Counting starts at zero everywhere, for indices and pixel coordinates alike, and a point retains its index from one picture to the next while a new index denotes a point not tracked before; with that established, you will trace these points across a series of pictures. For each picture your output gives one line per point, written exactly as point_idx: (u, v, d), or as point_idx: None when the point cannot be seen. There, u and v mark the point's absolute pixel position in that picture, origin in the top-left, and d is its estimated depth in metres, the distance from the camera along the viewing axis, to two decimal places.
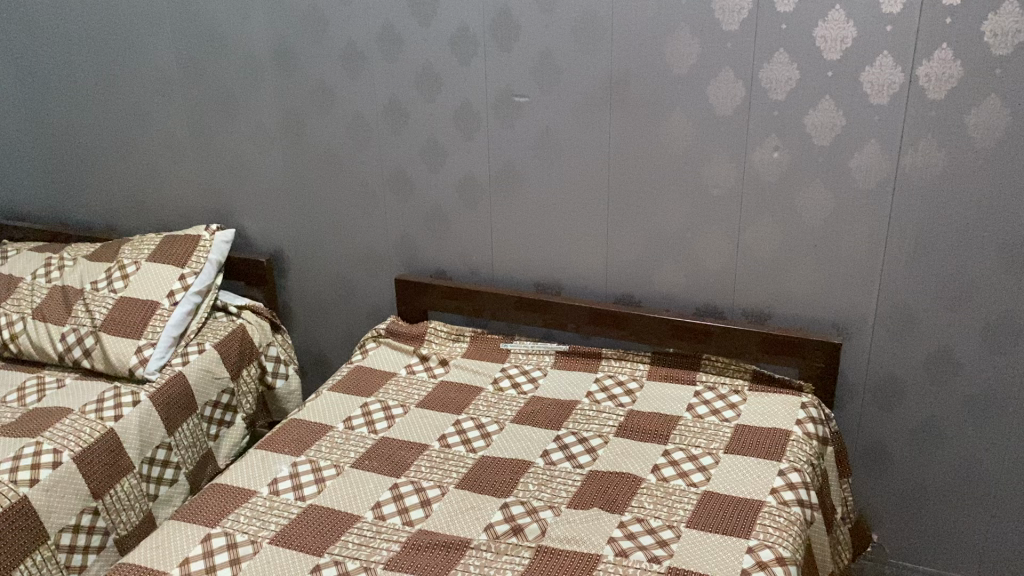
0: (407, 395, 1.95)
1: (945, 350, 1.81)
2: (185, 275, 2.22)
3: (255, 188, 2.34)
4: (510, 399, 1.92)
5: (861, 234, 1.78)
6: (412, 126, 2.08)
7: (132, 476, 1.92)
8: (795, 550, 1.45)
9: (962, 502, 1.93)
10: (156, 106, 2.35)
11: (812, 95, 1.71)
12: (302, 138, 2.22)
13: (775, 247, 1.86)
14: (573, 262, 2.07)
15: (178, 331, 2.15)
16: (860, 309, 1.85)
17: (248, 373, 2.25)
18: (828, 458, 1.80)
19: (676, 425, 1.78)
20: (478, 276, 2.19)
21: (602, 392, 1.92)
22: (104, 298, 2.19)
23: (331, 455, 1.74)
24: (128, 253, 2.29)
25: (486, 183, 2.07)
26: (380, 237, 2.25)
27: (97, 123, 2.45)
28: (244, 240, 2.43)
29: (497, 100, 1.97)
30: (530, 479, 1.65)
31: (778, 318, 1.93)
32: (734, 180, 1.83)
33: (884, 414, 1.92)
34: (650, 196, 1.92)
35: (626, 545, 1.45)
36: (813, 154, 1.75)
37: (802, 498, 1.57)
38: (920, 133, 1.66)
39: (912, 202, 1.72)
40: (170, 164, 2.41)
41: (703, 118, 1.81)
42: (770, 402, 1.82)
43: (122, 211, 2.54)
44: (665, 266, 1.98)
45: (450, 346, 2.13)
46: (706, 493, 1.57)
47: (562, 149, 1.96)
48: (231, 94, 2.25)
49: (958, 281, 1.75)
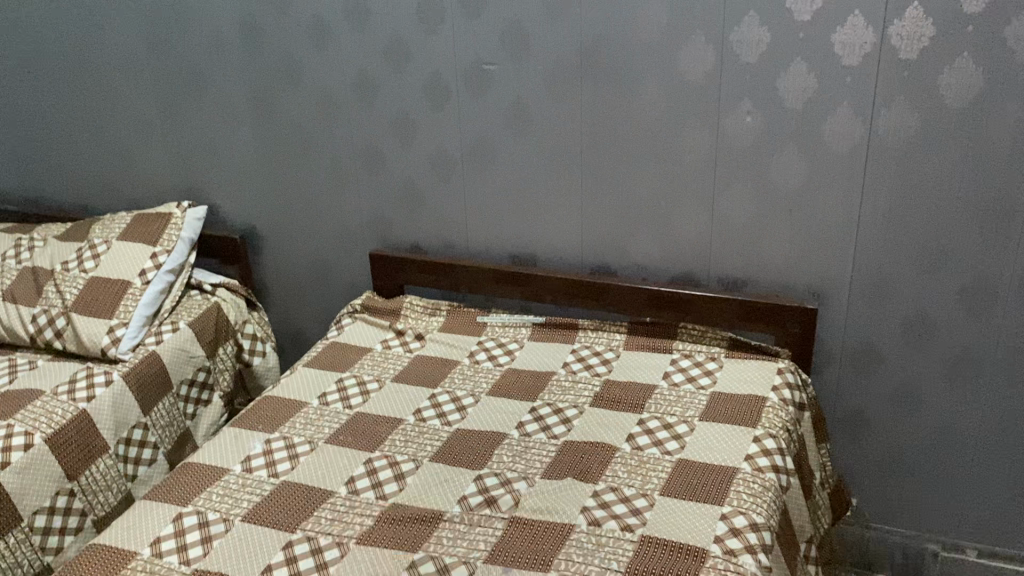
0: (383, 370, 1.93)
1: (921, 314, 1.81)
2: (157, 253, 2.19)
3: (225, 165, 2.31)
4: (487, 371, 1.91)
5: (836, 198, 1.76)
6: (381, 97, 2.05)
7: (107, 457, 1.90)
8: (769, 516, 1.45)
9: (941, 464, 1.94)
10: (122, 82, 2.31)
11: (783, 59, 1.69)
12: (271, 112, 2.18)
13: (750, 214, 1.84)
14: (549, 233, 2.05)
15: (151, 310, 2.13)
16: (836, 274, 1.84)
17: (224, 350, 2.23)
18: (806, 423, 1.79)
19: (652, 394, 1.77)
20: (453, 249, 2.17)
21: (579, 362, 1.91)
22: (75, 279, 2.17)
23: (305, 431, 1.72)
24: (98, 232, 2.26)
25: (459, 155, 2.04)
26: (354, 212, 2.22)
27: (63, 102, 2.41)
28: (217, 217, 2.40)
29: (467, 69, 1.93)
30: (506, 451, 1.64)
31: (753, 285, 1.92)
32: (708, 147, 1.81)
33: (862, 379, 1.92)
34: (623, 165, 1.90)
35: (600, 514, 1.44)
36: (786, 119, 1.73)
37: (778, 464, 1.57)
38: (893, 94, 1.64)
39: (886, 164, 1.70)
40: (139, 142, 2.38)
41: (675, 85, 1.78)
42: (746, 369, 1.82)
43: (93, 191, 2.51)
44: (641, 234, 1.96)
45: (427, 320, 2.11)
46: (681, 461, 1.57)
47: (534, 119, 1.93)
48: (197, 69, 2.21)
49: (933, 244, 1.73)
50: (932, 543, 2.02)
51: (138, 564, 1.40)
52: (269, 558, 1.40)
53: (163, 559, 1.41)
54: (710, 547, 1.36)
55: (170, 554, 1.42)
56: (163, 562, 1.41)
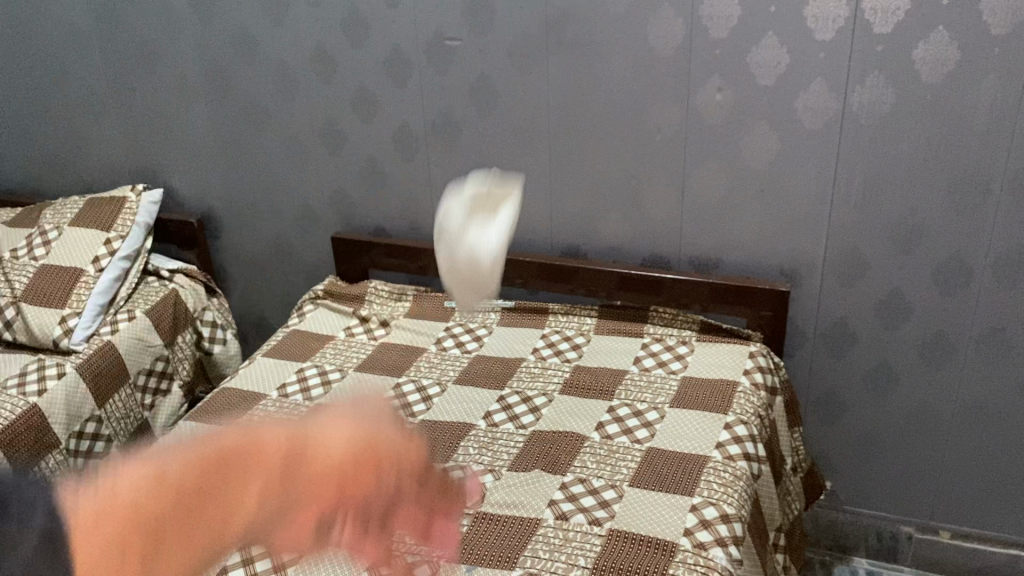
0: (346, 359, 1.87)
1: (895, 295, 1.77)
2: (111, 239, 2.11)
3: (181, 145, 2.22)
4: (453, 358, 1.85)
5: (808, 177, 1.72)
6: (340, 74, 1.97)
7: (58, 453, 1.83)
8: (740, 507, 1.41)
9: (915, 445, 1.91)
10: (72, 61, 2.21)
11: (754, 32, 1.63)
12: (226, 91, 2.10)
13: (722, 193, 1.79)
14: (516, 214, 1.99)
15: (106, 299, 2.06)
16: (809, 255, 1.79)
17: (183, 339, 2.16)
18: (778, 408, 1.76)
19: (622, 379, 1.73)
20: (419, 232, 2.10)
21: (548, 347, 1.86)
22: (24, 267, 2.08)
23: (264, 425, 1.66)
24: (50, 217, 2.17)
25: (422, 135, 1.97)
26: (316, 194, 2.15)
27: (10, 80, 2.31)
28: (174, 201, 2.31)
29: (429, 45, 1.86)
30: (471, 442, 1.59)
31: (725, 267, 1.87)
32: (677, 125, 1.76)
33: (835, 361, 1.89)
34: (591, 144, 1.84)
35: (567, 508, 1.40)
36: (757, 95, 1.68)
37: (749, 451, 1.53)
38: (867, 69, 1.59)
39: (860, 141, 1.65)
40: (91, 124, 2.28)
41: (642, 60, 1.72)
42: (718, 353, 1.78)
43: (46, 173, 2.41)
44: (610, 215, 1.91)
45: (393, 306, 2.05)
46: (650, 450, 1.52)
47: (499, 96, 1.86)
48: (149, 46, 2.11)
49: (907, 224, 1.69)
50: (907, 525, 2.00)
51: None
52: None
53: None
54: (680, 541, 1.33)
55: None
56: None
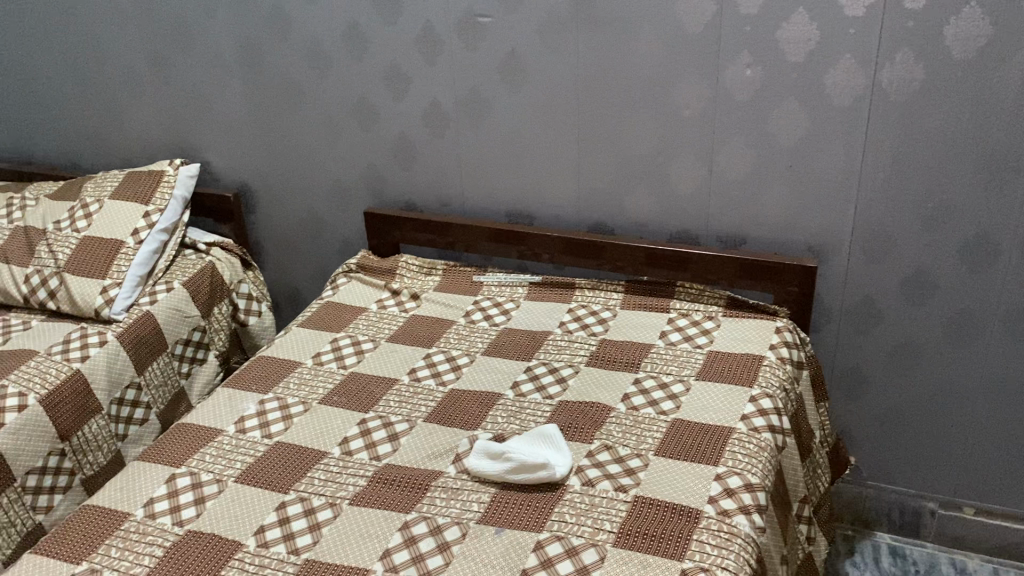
0: (378, 330, 1.91)
1: (922, 271, 1.78)
2: (150, 212, 2.17)
3: (217, 120, 2.27)
4: (482, 331, 1.89)
5: (836, 154, 1.73)
6: (373, 51, 2.00)
7: (100, 418, 1.90)
8: (765, 476, 1.44)
9: (939, 422, 1.92)
10: (110, 38, 2.26)
11: (785, 8, 1.63)
12: (261, 68, 2.14)
13: (749, 169, 1.81)
14: (544, 189, 2.02)
15: (145, 270, 2.11)
16: (837, 231, 1.80)
17: (220, 310, 2.21)
18: (804, 383, 1.78)
19: (649, 352, 1.75)
20: (448, 207, 2.14)
21: (575, 321, 1.89)
22: (67, 239, 2.14)
23: (300, 392, 1.71)
24: (91, 190, 2.23)
25: (452, 110, 2.00)
26: (348, 169, 2.19)
27: (50, 56, 2.36)
28: (210, 175, 2.37)
29: (460, 22, 1.88)
30: (500, 411, 1.62)
31: (752, 243, 1.89)
32: (705, 100, 1.77)
33: (861, 337, 1.90)
34: (620, 120, 1.86)
35: (594, 474, 1.43)
36: (786, 71, 1.69)
37: (774, 424, 1.55)
38: (898, 44, 1.59)
39: (889, 118, 1.66)
40: (129, 99, 2.33)
41: (672, 36, 1.73)
42: (744, 328, 1.80)
43: (84, 148, 2.47)
44: (637, 190, 1.93)
45: (423, 280, 2.09)
46: (676, 421, 1.55)
47: (529, 73, 1.89)
48: (186, 23, 2.16)
49: (934, 201, 1.70)
50: (930, 501, 2.02)
51: (131, 525, 1.40)
52: (262, 519, 1.40)
53: (156, 520, 1.41)
54: (704, 508, 1.36)
55: (163, 515, 1.42)
56: (156, 523, 1.40)
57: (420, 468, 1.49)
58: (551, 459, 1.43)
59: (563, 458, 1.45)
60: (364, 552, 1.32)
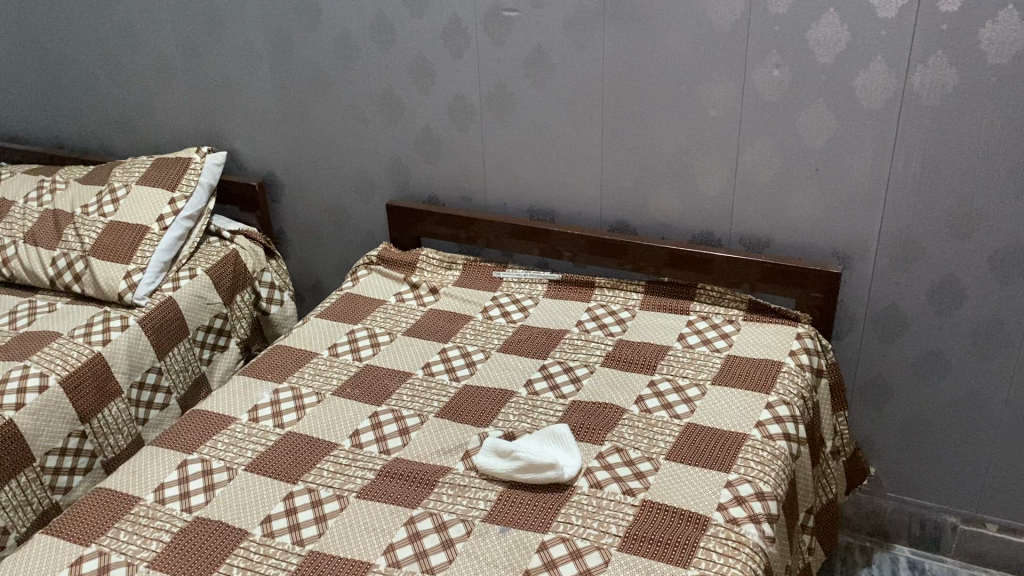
0: (395, 322, 1.91)
1: (950, 281, 1.73)
2: (176, 199, 2.18)
3: (245, 109, 2.28)
4: (499, 327, 1.88)
5: (865, 158, 1.69)
6: (399, 43, 2.00)
7: (120, 401, 1.92)
8: (777, 485, 1.41)
9: (963, 435, 1.88)
10: (142, 25, 2.28)
11: (815, 8, 1.60)
12: (289, 58, 2.14)
13: (775, 171, 1.77)
14: (566, 186, 2.00)
15: (169, 256, 2.13)
16: (863, 237, 1.76)
17: (242, 298, 2.23)
18: (823, 391, 1.75)
19: (665, 355, 1.73)
20: (470, 201, 2.13)
21: (593, 320, 1.87)
22: (94, 223, 2.16)
23: (314, 382, 1.72)
24: (119, 176, 2.25)
25: (477, 104, 1.99)
26: (372, 161, 2.19)
27: (83, 41, 2.38)
28: (237, 163, 2.38)
29: (487, 16, 1.87)
30: (511, 409, 1.61)
31: (776, 247, 1.86)
32: (733, 101, 1.74)
33: (885, 345, 1.86)
34: (644, 119, 1.84)
35: (603, 477, 1.42)
36: (815, 72, 1.65)
37: (790, 432, 1.53)
38: (931, 48, 1.55)
39: (920, 122, 1.62)
40: (160, 86, 2.35)
41: (699, 34, 1.70)
42: (764, 333, 1.77)
43: (115, 133, 2.49)
44: (661, 190, 1.90)
45: (442, 275, 2.09)
46: (689, 425, 1.53)
47: (554, 68, 1.87)
48: (216, 11, 2.17)
49: (966, 209, 1.65)
50: (952, 516, 1.97)
51: (141, 509, 1.41)
52: (269, 508, 1.40)
53: (166, 506, 1.42)
54: (713, 515, 1.33)
55: (172, 501, 1.43)
56: (166, 508, 1.41)
57: (427, 464, 1.48)
58: (559, 459, 1.42)
59: (571, 459, 1.43)
60: (368, 546, 1.32)
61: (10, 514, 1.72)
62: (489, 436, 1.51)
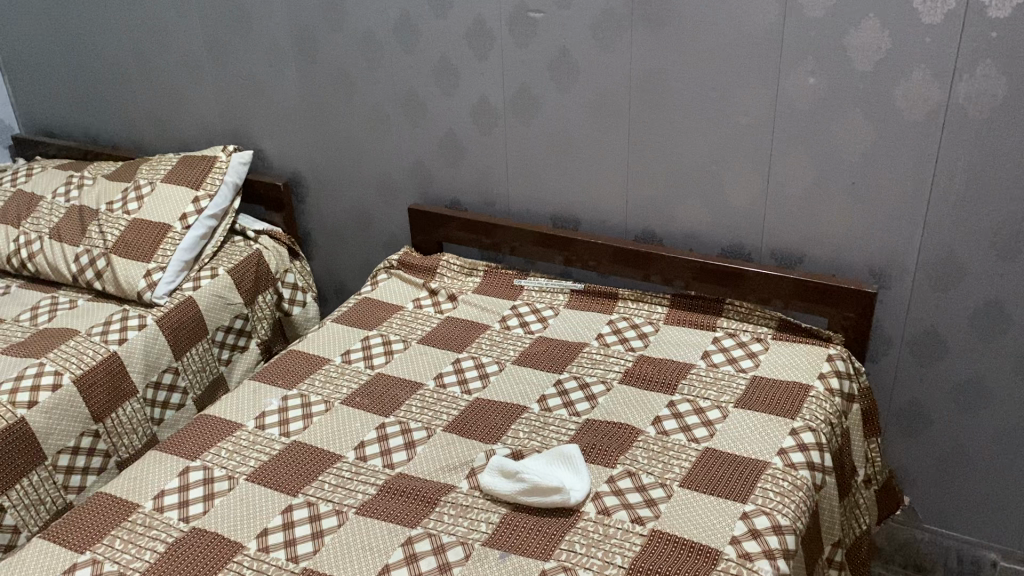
0: (411, 330, 1.87)
1: (994, 304, 1.63)
2: (199, 198, 2.17)
3: (271, 109, 2.26)
4: (516, 338, 1.82)
5: (905, 172, 1.59)
6: (423, 44, 1.95)
7: (134, 401, 1.91)
8: (797, 518, 1.33)
9: (1005, 466, 1.77)
10: (171, 22, 2.27)
11: (854, 13, 1.51)
12: (314, 56, 2.11)
13: (808, 183, 1.69)
14: (591, 194, 1.93)
15: (191, 255, 2.12)
16: (901, 255, 1.67)
17: (263, 299, 2.21)
18: (854, 416, 1.65)
19: (686, 373, 1.65)
20: (493, 206, 2.08)
21: (614, 334, 1.80)
22: (118, 220, 2.16)
23: (323, 390, 1.68)
24: (145, 174, 2.24)
25: (501, 108, 1.93)
26: (396, 163, 2.15)
27: (114, 36, 2.38)
28: (263, 162, 2.36)
29: (512, 16, 1.81)
30: (523, 425, 1.56)
31: (808, 262, 1.77)
32: (765, 109, 1.66)
33: (923, 369, 1.76)
34: (673, 126, 1.76)
35: (611, 503, 1.35)
36: (852, 80, 1.56)
37: (814, 461, 1.44)
38: (978, 57, 1.45)
39: (965, 135, 1.52)
40: (188, 84, 2.34)
41: (731, 38, 1.62)
42: (793, 354, 1.68)
43: (145, 129, 2.49)
44: (689, 200, 1.83)
45: (463, 281, 2.04)
46: (707, 450, 1.46)
47: (580, 72, 1.80)
48: (243, 9, 2.15)
49: (1012, 228, 1.55)
50: (991, 551, 1.86)
51: (138, 517, 1.38)
52: (266, 522, 1.37)
53: (163, 514, 1.39)
54: (724, 549, 1.26)
55: (171, 509, 1.40)
56: (163, 517, 1.38)
57: (431, 483, 1.43)
58: (565, 482, 1.36)
59: (579, 482, 1.37)
60: (363, 567, 1.27)
61: (21, 512, 1.71)
62: (496, 454, 1.46)
